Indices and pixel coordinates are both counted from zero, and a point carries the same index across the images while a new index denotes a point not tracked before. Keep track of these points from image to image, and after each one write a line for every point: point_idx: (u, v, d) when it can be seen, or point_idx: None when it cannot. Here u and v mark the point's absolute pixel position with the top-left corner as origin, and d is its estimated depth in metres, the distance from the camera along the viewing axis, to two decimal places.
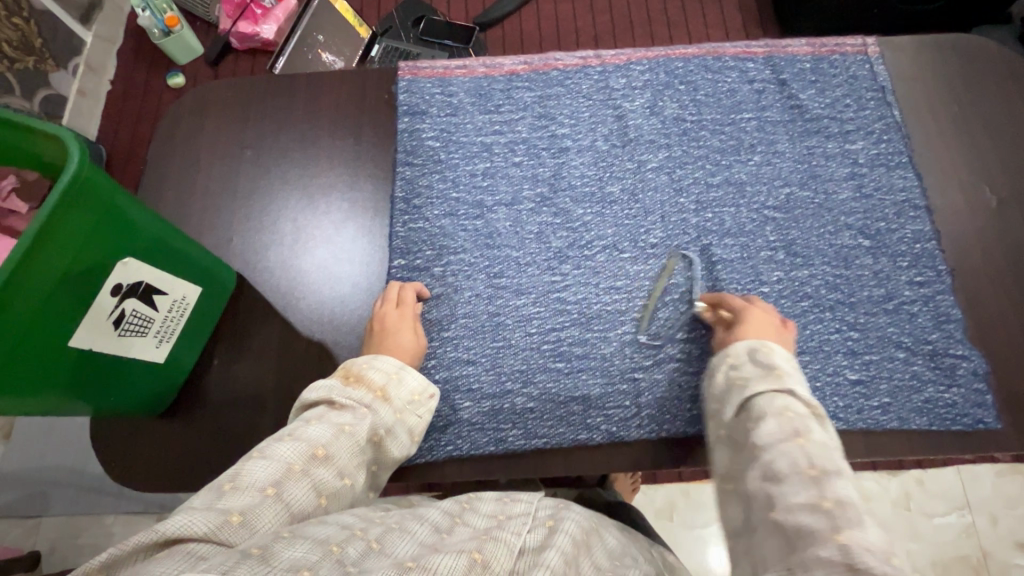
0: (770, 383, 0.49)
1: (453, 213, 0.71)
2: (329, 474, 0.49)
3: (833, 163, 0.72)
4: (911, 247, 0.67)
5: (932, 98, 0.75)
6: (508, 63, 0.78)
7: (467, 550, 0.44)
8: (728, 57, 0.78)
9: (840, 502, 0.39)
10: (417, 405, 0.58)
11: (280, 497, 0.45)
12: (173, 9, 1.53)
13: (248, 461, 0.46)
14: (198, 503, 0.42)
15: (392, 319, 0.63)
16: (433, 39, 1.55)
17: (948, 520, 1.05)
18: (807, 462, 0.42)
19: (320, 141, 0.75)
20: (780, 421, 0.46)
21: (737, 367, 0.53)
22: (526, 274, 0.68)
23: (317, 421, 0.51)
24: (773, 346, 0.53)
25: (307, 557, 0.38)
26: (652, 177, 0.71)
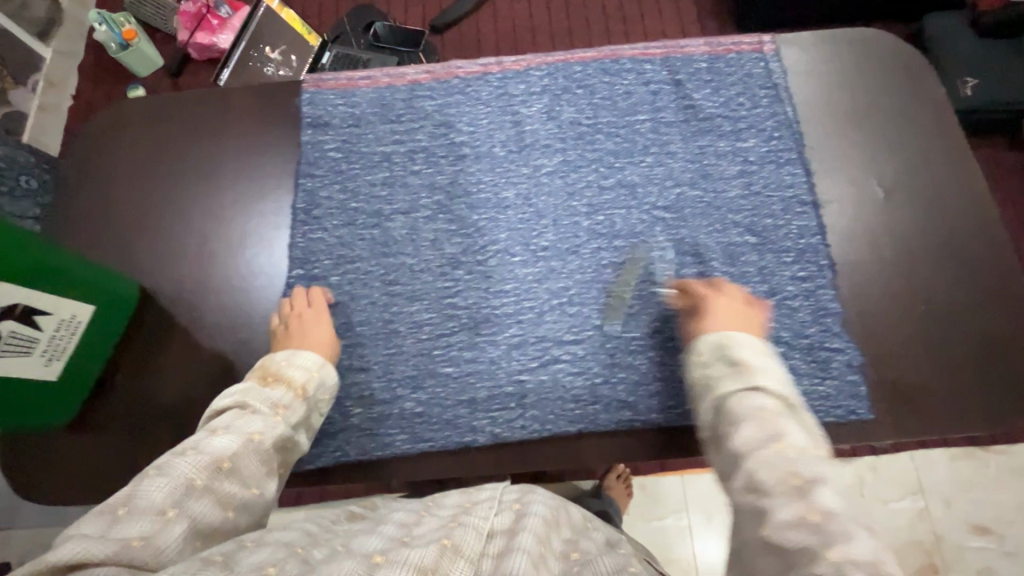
0: (739, 381, 0.52)
1: (351, 222, 0.72)
2: (235, 487, 0.47)
3: (724, 162, 0.73)
4: (796, 243, 0.69)
5: (827, 91, 0.76)
6: (411, 73, 0.80)
7: (436, 538, 0.44)
8: (626, 59, 0.79)
9: (827, 515, 0.40)
10: (324, 406, 0.60)
11: (186, 514, 0.43)
12: (131, 23, 1.54)
13: (142, 481, 0.44)
14: (91, 531, 0.39)
15: (306, 319, 0.65)
16: (385, 44, 1.56)
17: (903, 504, 1.10)
18: (789, 471, 0.43)
19: (228, 157, 0.77)
20: (758, 427, 0.47)
21: (707, 366, 0.55)
22: (420, 280, 0.70)
23: (225, 431, 0.50)
24: (735, 337, 0.56)
25: (271, 558, 0.40)
26: (547, 181, 0.73)
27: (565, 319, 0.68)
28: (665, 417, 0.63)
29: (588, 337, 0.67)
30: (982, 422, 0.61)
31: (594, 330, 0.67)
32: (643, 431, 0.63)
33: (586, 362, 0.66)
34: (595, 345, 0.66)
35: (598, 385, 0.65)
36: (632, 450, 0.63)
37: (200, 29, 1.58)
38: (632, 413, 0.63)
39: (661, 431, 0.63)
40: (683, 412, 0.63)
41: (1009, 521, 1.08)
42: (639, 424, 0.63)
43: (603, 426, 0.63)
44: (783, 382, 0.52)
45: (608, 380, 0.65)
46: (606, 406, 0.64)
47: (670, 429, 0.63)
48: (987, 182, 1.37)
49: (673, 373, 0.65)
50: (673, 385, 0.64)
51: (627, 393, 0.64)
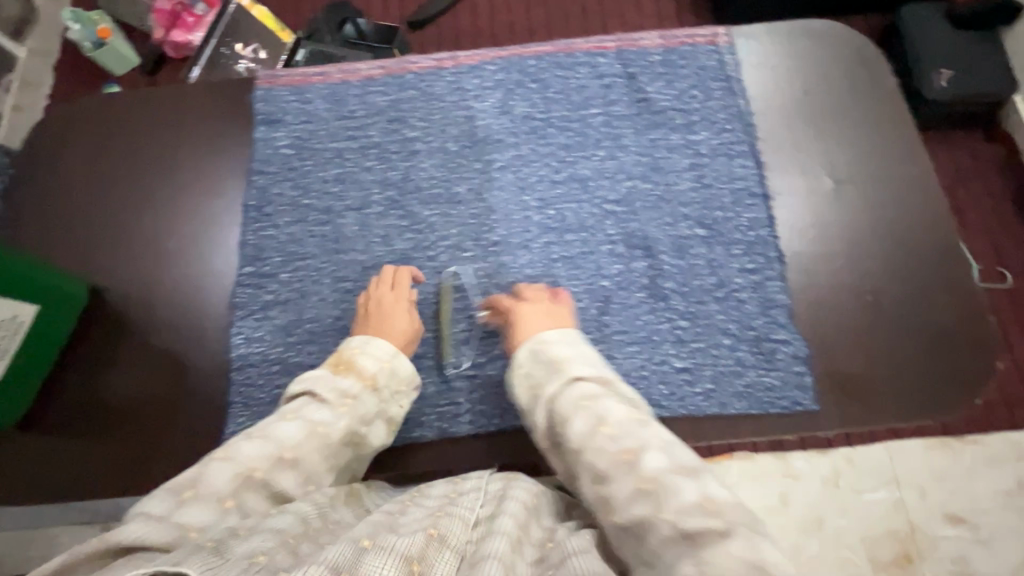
0: (558, 378, 0.54)
1: (303, 219, 0.72)
2: (292, 481, 0.49)
3: (676, 155, 0.73)
4: (745, 235, 0.69)
5: (781, 82, 0.76)
6: (365, 68, 0.79)
7: (422, 527, 0.43)
8: (580, 53, 0.78)
9: (655, 478, 0.44)
10: (400, 396, 0.60)
11: (238, 507, 0.45)
12: (106, 21, 1.52)
13: (208, 466, 0.46)
14: (156, 512, 0.42)
15: (389, 303, 0.64)
16: (359, 41, 1.54)
17: (878, 496, 1.11)
18: (617, 448, 0.47)
19: (183, 156, 0.76)
20: (584, 416, 0.50)
21: (531, 374, 0.57)
22: (370, 277, 0.69)
23: (292, 417, 0.53)
24: (545, 340, 0.58)
25: (263, 545, 0.39)
26: (499, 176, 0.73)
27: None
28: None
29: None
30: (924, 411, 0.62)
31: None
32: None
33: None
34: None
35: None
36: None
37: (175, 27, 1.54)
38: None
39: None
40: None
41: (981, 509, 1.09)
42: None
43: None
44: (594, 362, 0.56)
45: None
46: None
47: None
48: (961, 172, 1.37)
49: (620, 367, 0.65)
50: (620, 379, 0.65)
51: None
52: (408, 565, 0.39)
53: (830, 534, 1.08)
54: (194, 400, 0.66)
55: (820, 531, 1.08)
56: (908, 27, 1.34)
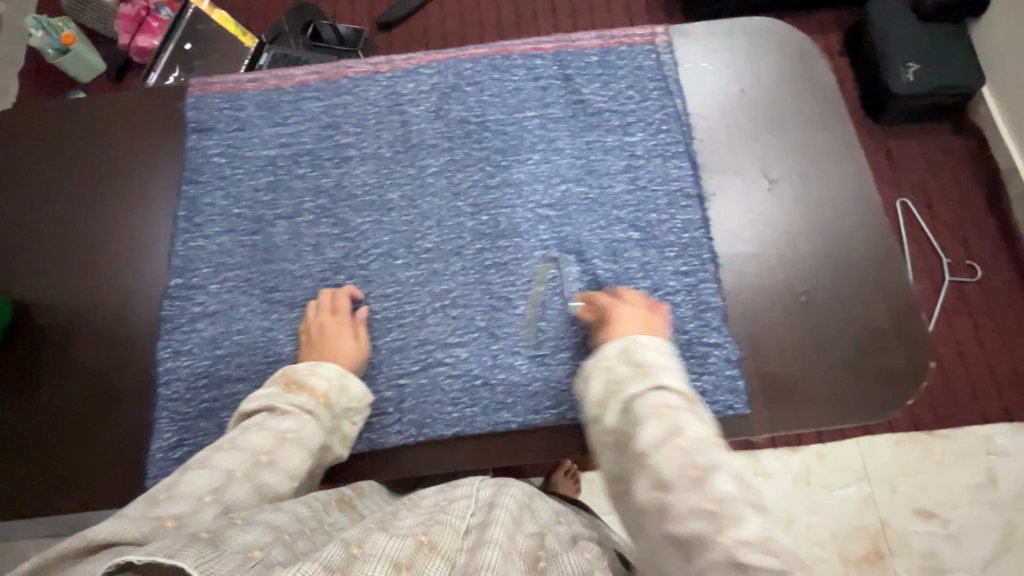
0: (642, 381, 0.52)
1: (233, 229, 0.71)
2: (275, 477, 0.51)
3: (611, 157, 0.72)
4: (680, 237, 0.69)
5: (718, 82, 0.75)
6: (300, 74, 0.78)
7: (413, 533, 0.42)
8: (517, 55, 0.77)
9: (722, 501, 0.43)
10: (354, 413, 0.60)
11: (218, 500, 0.46)
12: (71, 27, 1.43)
13: (184, 473, 0.47)
14: (132, 512, 0.42)
15: (329, 325, 0.64)
16: (324, 44, 1.48)
17: (848, 492, 1.10)
18: (688, 463, 0.46)
19: (112, 166, 0.74)
20: (659, 423, 0.49)
21: (612, 369, 0.55)
22: (301, 287, 0.68)
23: (257, 428, 0.54)
24: (642, 342, 0.56)
25: (257, 540, 0.39)
26: (433, 181, 0.72)
27: (447, 322, 0.66)
28: (542, 418, 0.62)
29: (471, 339, 0.66)
30: (857, 413, 0.61)
31: (477, 332, 0.66)
32: (520, 433, 0.63)
33: (466, 365, 0.65)
34: (477, 347, 0.65)
35: (476, 388, 0.64)
36: (510, 453, 0.62)
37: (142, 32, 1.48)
38: (509, 415, 0.63)
39: (539, 432, 0.63)
40: (560, 412, 0.63)
41: (950, 504, 1.09)
42: (516, 427, 0.62)
43: (480, 429, 0.62)
44: (682, 378, 0.54)
45: (487, 382, 0.64)
46: (484, 409, 0.63)
47: (548, 430, 0.63)
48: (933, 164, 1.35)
49: (553, 373, 0.64)
50: (552, 385, 0.63)
51: (505, 395, 0.63)
52: (396, 568, 0.38)
53: (800, 533, 1.07)
54: (120, 416, 0.65)
55: (791, 530, 1.08)
56: (873, 22, 1.33)
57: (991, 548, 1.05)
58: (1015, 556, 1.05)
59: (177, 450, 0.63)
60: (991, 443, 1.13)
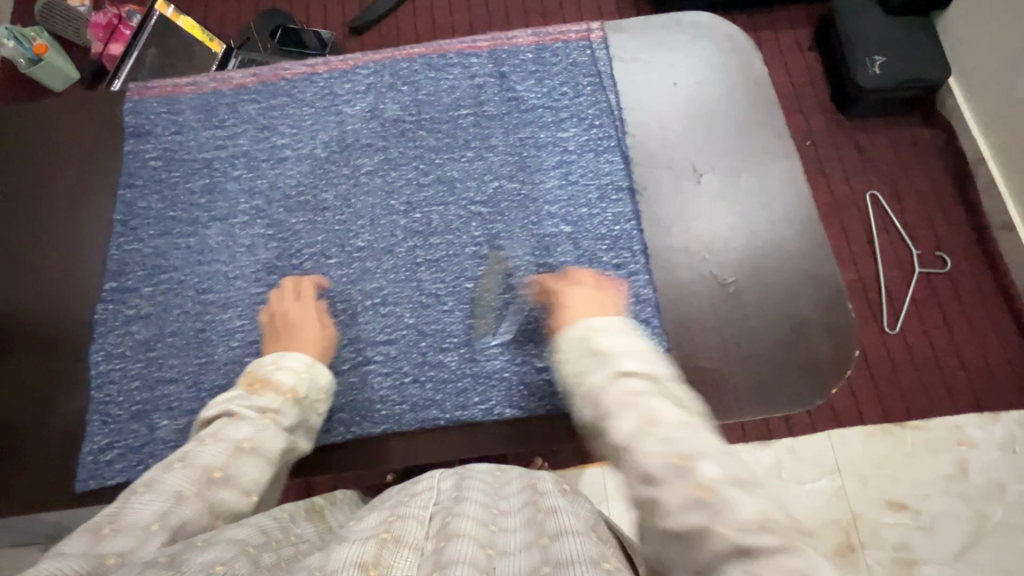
0: (607, 371, 0.51)
1: (168, 231, 0.71)
2: (229, 496, 0.47)
3: (543, 152, 0.72)
4: (611, 230, 0.69)
5: (651, 76, 0.75)
6: (237, 76, 0.78)
7: (375, 532, 0.40)
8: (453, 54, 0.78)
9: (710, 488, 0.40)
10: (320, 404, 0.59)
11: (166, 526, 0.41)
12: (44, 37, 1.33)
13: (129, 498, 0.42)
14: (71, 550, 0.36)
15: (295, 315, 0.64)
16: (296, 49, 1.36)
17: (819, 485, 1.10)
18: (668, 452, 0.42)
19: (48, 173, 0.75)
20: (633, 413, 0.46)
21: (571, 362, 0.55)
22: (234, 287, 0.69)
23: (213, 440, 0.50)
24: (592, 326, 0.56)
25: (220, 557, 0.38)
26: (367, 180, 0.72)
27: (378, 319, 0.67)
28: (468, 414, 0.63)
29: (401, 337, 0.66)
30: (782, 404, 0.62)
31: (406, 330, 0.66)
32: (448, 428, 0.63)
33: (396, 362, 0.65)
34: (407, 344, 0.65)
35: (405, 385, 0.64)
36: (438, 448, 0.63)
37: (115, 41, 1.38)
38: (438, 411, 0.63)
39: (467, 427, 0.63)
40: (487, 407, 0.63)
41: (923, 495, 1.08)
42: (444, 423, 0.62)
43: (408, 426, 0.63)
44: (645, 358, 0.52)
45: (417, 379, 0.64)
46: (412, 406, 0.63)
47: (475, 424, 0.63)
48: (900, 155, 1.34)
49: (482, 369, 0.64)
50: (480, 381, 0.64)
51: (435, 391, 0.63)
52: (363, 570, 0.36)
53: None
54: (51, 421, 0.65)
55: None
56: (842, 16, 1.33)
57: (962, 539, 1.05)
58: (985, 546, 1.04)
59: (107, 452, 0.63)
60: (962, 433, 1.13)
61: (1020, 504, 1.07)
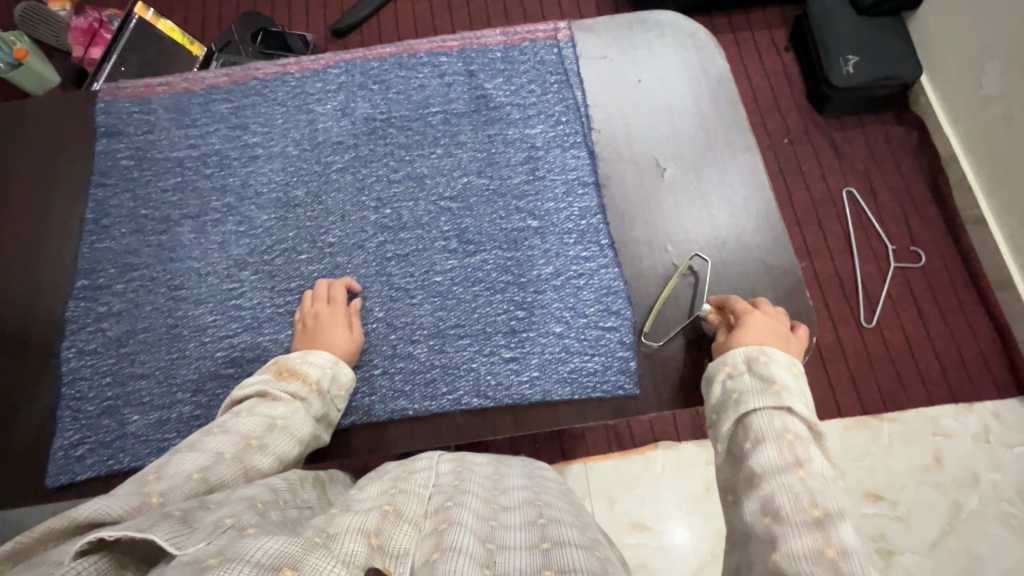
0: (770, 400, 0.51)
1: (139, 229, 0.72)
2: (263, 460, 0.49)
3: (512, 149, 0.74)
4: (578, 224, 0.70)
5: (616, 74, 0.77)
6: (210, 77, 0.79)
7: (377, 504, 0.43)
8: (423, 53, 0.79)
9: (843, 553, 0.40)
10: (342, 399, 0.60)
11: (206, 480, 0.44)
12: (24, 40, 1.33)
13: (175, 454, 0.46)
14: (118, 491, 0.41)
15: (326, 316, 0.64)
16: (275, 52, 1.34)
17: None
18: (809, 501, 0.44)
19: (19, 174, 0.75)
20: (781, 449, 0.47)
21: (734, 377, 0.54)
22: (205, 284, 0.69)
23: (247, 414, 0.52)
24: (773, 354, 0.54)
25: (231, 511, 0.40)
26: (337, 177, 0.73)
27: None
28: (437, 404, 0.64)
29: (370, 330, 0.67)
30: None
31: (375, 323, 0.67)
32: (416, 419, 0.64)
33: (365, 355, 0.66)
34: (377, 337, 0.66)
35: (375, 377, 0.65)
36: (406, 438, 0.64)
37: (96, 45, 1.36)
38: (406, 402, 0.64)
39: (434, 417, 0.64)
40: (455, 398, 0.64)
41: (899, 486, 1.10)
42: (411, 413, 0.63)
43: (377, 417, 0.63)
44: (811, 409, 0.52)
45: (386, 371, 0.65)
46: (382, 397, 0.64)
47: (443, 415, 0.64)
48: (874, 151, 1.37)
49: (451, 360, 0.65)
50: (448, 372, 0.65)
51: (403, 383, 0.64)
52: (365, 536, 0.38)
53: None
54: (20, 418, 0.65)
55: None
56: (815, 17, 1.36)
57: (938, 529, 1.07)
58: (960, 534, 1.06)
59: (78, 448, 0.63)
60: (936, 424, 1.15)
61: (994, 493, 1.09)
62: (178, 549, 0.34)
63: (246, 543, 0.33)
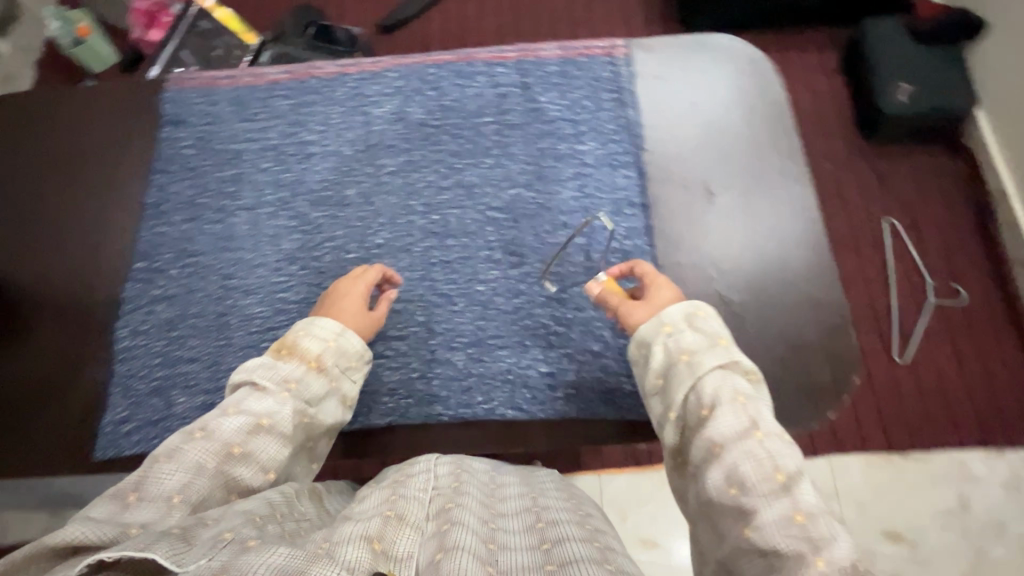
0: (718, 361, 0.51)
1: (196, 217, 0.75)
2: (247, 471, 0.48)
3: (562, 164, 0.74)
4: (623, 244, 0.70)
5: (672, 96, 0.77)
6: (272, 73, 0.82)
7: (379, 510, 0.43)
8: (480, 63, 0.80)
9: (809, 515, 0.42)
10: (352, 371, 0.59)
11: (188, 501, 0.44)
12: (87, 18, 1.38)
13: (153, 467, 0.45)
14: (100, 515, 0.41)
15: (344, 288, 0.64)
16: (323, 43, 1.37)
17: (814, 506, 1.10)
18: (772, 467, 0.45)
19: (88, 156, 0.79)
20: (738, 414, 0.48)
21: (675, 337, 0.54)
22: (255, 275, 0.71)
23: (235, 412, 0.50)
24: (703, 308, 0.56)
25: (230, 526, 0.41)
26: (388, 180, 0.75)
27: (390, 315, 0.69)
28: (472, 412, 0.64)
29: (411, 333, 0.68)
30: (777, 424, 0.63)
31: (416, 327, 0.68)
32: (451, 425, 0.65)
33: (405, 358, 0.67)
34: (417, 341, 0.67)
35: (413, 380, 0.66)
36: (441, 444, 0.64)
37: (155, 28, 1.40)
38: (442, 408, 0.65)
39: (468, 424, 0.65)
40: (490, 408, 0.65)
41: (921, 527, 1.08)
42: (446, 419, 0.64)
43: (413, 420, 0.64)
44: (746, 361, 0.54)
45: (424, 375, 0.66)
46: (418, 400, 0.65)
47: (477, 423, 0.65)
48: (921, 182, 1.34)
49: (487, 370, 0.66)
50: (485, 381, 0.65)
51: (440, 388, 0.65)
52: (368, 542, 0.39)
53: None
54: (75, 390, 0.68)
55: None
56: (870, 44, 1.33)
57: None
58: None
59: (126, 424, 0.66)
60: (965, 468, 1.12)
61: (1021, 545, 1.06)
62: (178, 568, 0.36)
63: (247, 561, 0.35)
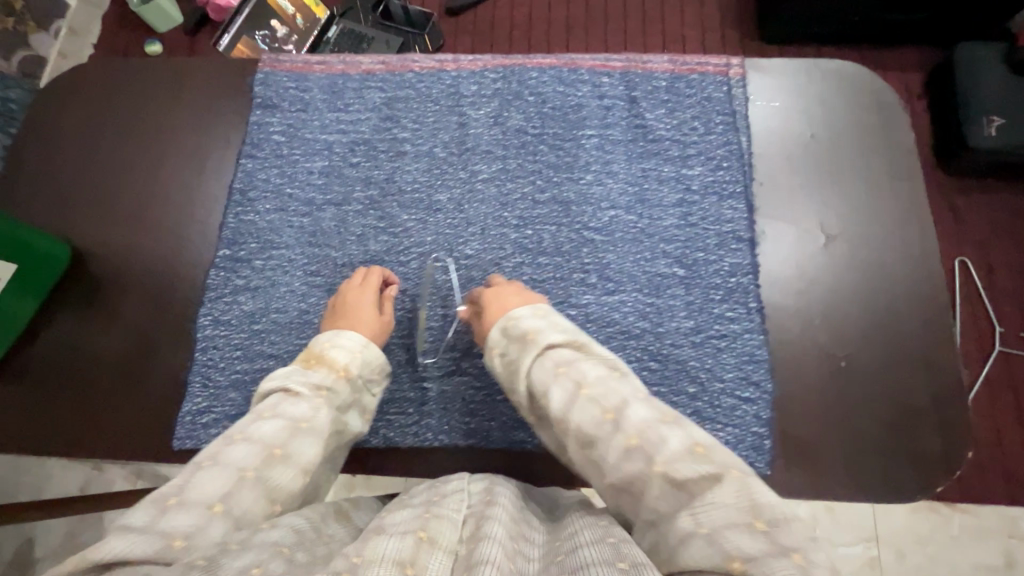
0: (530, 351, 0.51)
1: (282, 208, 0.73)
2: (288, 476, 0.46)
3: (665, 188, 0.71)
4: (726, 281, 0.67)
5: (789, 125, 0.72)
6: (367, 62, 0.79)
7: (411, 528, 0.39)
8: (584, 70, 0.76)
9: (643, 433, 0.43)
10: (373, 383, 0.58)
11: (228, 512, 0.41)
12: None
13: (195, 472, 0.42)
14: (138, 522, 0.38)
15: (354, 296, 0.63)
16: (391, 22, 1.32)
17: (854, 550, 1.05)
18: (598, 409, 0.45)
19: (179, 134, 0.77)
20: (560, 386, 0.48)
21: (501, 348, 0.54)
22: (341, 275, 0.70)
23: (271, 414, 0.48)
24: (515, 313, 0.55)
25: (257, 557, 0.36)
26: (481, 188, 0.72)
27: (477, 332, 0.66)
28: None
29: None
30: (877, 488, 0.59)
31: None
32: (535, 454, 0.62)
33: (491, 378, 0.65)
34: None
35: (497, 402, 0.64)
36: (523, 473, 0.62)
37: None
38: (526, 434, 0.62)
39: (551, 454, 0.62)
40: None
41: None
42: (531, 447, 0.62)
43: (495, 445, 0.62)
44: (568, 327, 0.54)
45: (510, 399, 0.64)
46: (502, 425, 0.63)
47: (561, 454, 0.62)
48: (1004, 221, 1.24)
49: None
50: None
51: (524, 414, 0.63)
52: (400, 568, 0.36)
53: None
54: (156, 374, 0.68)
55: None
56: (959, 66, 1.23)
57: None
58: None
59: (204, 416, 0.65)
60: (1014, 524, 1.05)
61: None
62: None
63: None
